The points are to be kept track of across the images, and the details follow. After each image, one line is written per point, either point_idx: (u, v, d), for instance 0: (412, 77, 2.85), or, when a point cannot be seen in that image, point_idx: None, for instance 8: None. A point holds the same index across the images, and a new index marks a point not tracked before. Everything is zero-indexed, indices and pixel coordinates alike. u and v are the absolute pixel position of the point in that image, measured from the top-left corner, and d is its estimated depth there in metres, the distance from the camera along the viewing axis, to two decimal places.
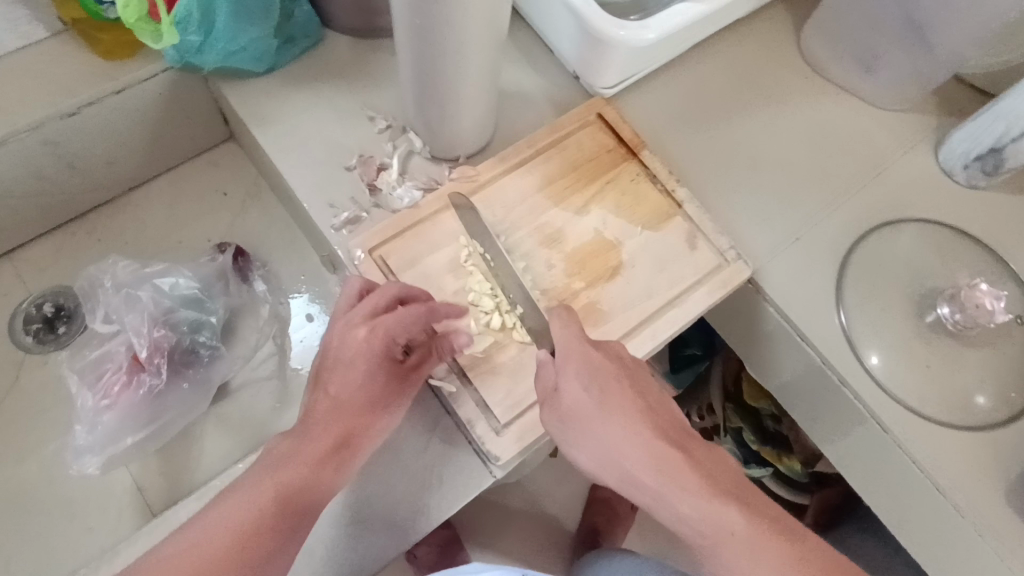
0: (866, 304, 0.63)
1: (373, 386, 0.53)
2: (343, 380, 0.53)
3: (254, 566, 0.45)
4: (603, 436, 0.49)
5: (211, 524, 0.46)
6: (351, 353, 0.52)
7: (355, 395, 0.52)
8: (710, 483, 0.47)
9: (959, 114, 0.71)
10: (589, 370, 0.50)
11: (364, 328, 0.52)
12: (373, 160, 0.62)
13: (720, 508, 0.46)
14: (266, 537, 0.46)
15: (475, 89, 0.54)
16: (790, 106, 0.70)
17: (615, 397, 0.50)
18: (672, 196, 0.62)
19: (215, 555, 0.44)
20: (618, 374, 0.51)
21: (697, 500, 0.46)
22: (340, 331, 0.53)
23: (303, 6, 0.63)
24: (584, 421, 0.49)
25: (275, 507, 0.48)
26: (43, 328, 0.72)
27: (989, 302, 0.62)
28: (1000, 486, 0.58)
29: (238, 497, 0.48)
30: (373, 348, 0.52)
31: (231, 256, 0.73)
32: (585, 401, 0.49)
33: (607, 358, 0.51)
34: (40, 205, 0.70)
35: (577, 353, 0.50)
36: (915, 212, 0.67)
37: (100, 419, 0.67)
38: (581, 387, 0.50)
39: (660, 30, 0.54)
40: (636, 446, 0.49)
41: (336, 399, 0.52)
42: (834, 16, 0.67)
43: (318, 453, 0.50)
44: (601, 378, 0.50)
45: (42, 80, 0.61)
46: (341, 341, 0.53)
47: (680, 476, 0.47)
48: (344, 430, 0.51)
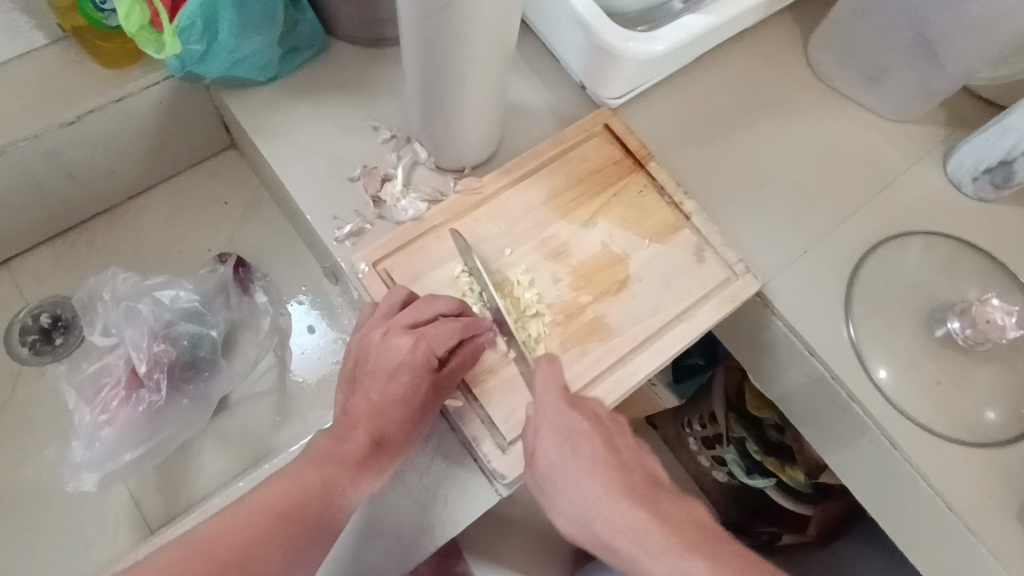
0: (875, 320, 0.62)
1: (413, 399, 0.51)
2: (383, 388, 0.51)
3: (287, 554, 0.45)
4: (576, 492, 0.49)
5: (253, 506, 0.46)
6: (392, 361, 0.51)
7: (397, 403, 0.51)
8: (681, 537, 0.45)
9: (967, 126, 0.70)
10: (562, 430, 0.49)
11: (408, 340, 0.50)
12: (377, 171, 0.61)
13: (683, 561, 0.44)
14: (301, 529, 0.47)
15: (482, 101, 0.53)
16: (798, 118, 0.70)
17: (586, 455, 0.49)
18: (680, 209, 0.61)
19: (257, 536, 0.45)
20: (590, 433, 0.50)
21: (668, 560, 0.45)
22: (381, 339, 0.51)
23: (307, 15, 0.61)
24: (557, 482, 0.49)
25: (313, 499, 0.48)
26: (40, 339, 0.71)
27: (999, 317, 0.61)
28: (1011, 505, 0.57)
29: (280, 484, 0.48)
30: (415, 360, 0.51)
31: (232, 267, 0.72)
32: (557, 461, 0.49)
33: (585, 417, 0.51)
34: (39, 214, 0.69)
35: (552, 412, 0.50)
36: (924, 226, 0.66)
37: (99, 434, 0.66)
38: (553, 447, 0.49)
39: (669, 42, 0.54)
40: (605, 506, 0.47)
41: (372, 403, 0.51)
42: (843, 28, 0.67)
43: (356, 455, 0.50)
44: (576, 437, 0.49)
45: (42, 89, 0.60)
46: (382, 349, 0.51)
47: (648, 537, 0.45)
48: (381, 436, 0.51)
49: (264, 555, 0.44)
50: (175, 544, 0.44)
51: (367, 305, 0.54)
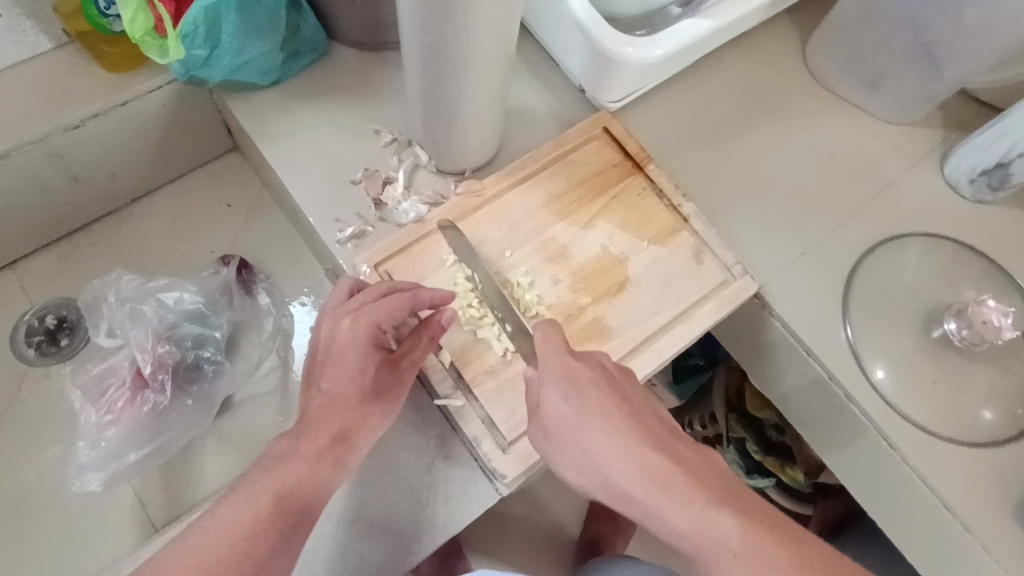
0: (872, 321, 0.63)
1: (363, 379, 0.51)
2: (335, 373, 0.52)
3: (252, 571, 0.44)
4: (585, 446, 0.47)
5: (220, 523, 0.45)
6: (340, 345, 0.51)
7: (348, 388, 0.51)
8: (705, 487, 0.44)
9: (964, 128, 0.71)
10: (568, 380, 0.49)
11: (348, 318, 0.51)
12: (379, 174, 0.61)
13: (709, 511, 0.42)
14: (263, 540, 0.45)
15: (483, 105, 0.54)
16: (796, 121, 0.70)
17: (597, 404, 0.48)
18: (678, 211, 0.61)
19: (216, 561, 0.43)
20: (596, 380, 0.49)
21: (684, 504, 0.43)
22: (327, 325, 0.52)
23: (309, 20, 0.62)
24: (567, 432, 0.48)
25: (269, 511, 0.46)
26: (45, 341, 0.71)
27: (996, 318, 0.61)
28: (1007, 504, 0.57)
29: (235, 501, 0.47)
30: (358, 339, 0.51)
31: (235, 269, 0.73)
32: (567, 411, 0.48)
33: (589, 367, 0.50)
34: (44, 216, 0.70)
35: (555, 367, 0.49)
36: (922, 228, 0.66)
37: (104, 435, 0.66)
38: (561, 399, 0.48)
39: (668, 46, 0.54)
40: (621, 449, 0.46)
41: (331, 391, 0.51)
42: (841, 32, 0.68)
43: (312, 452, 0.50)
44: (583, 388, 0.49)
45: (46, 93, 0.60)
46: (331, 336, 0.52)
47: (667, 482, 0.44)
48: (334, 425, 0.51)
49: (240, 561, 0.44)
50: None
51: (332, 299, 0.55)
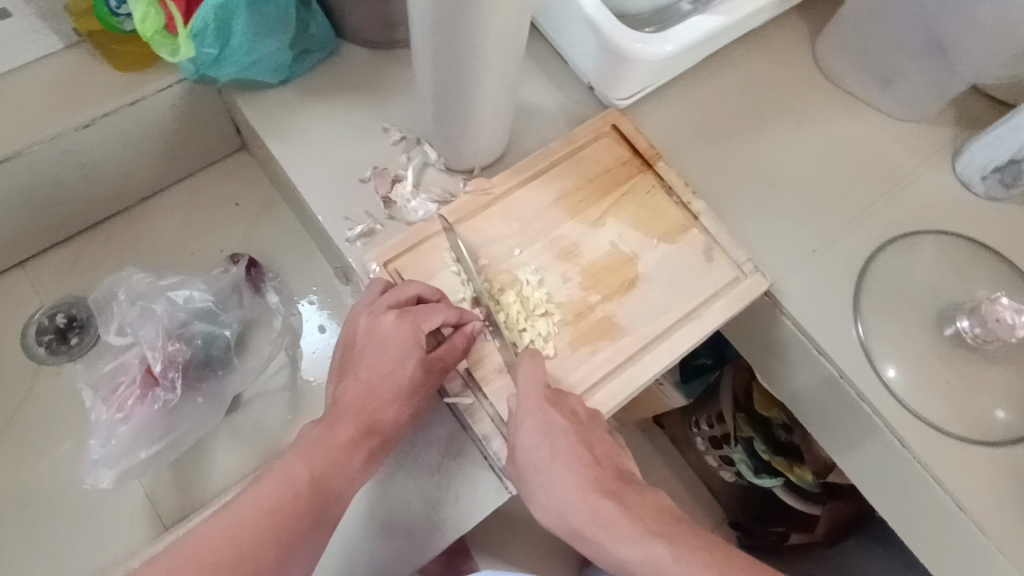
0: (885, 319, 0.63)
1: (402, 372, 0.51)
2: (373, 364, 0.52)
3: (281, 553, 0.44)
4: (549, 494, 0.48)
5: (243, 505, 0.45)
6: (382, 338, 0.52)
7: (384, 380, 0.51)
8: (652, 526, 0.44)
9: (976, 125, 0.71)
10: (541, 423, 0.50)
11: (394, 314, 0.52)
12: (388, 173, 0.62)
13: (649, 547, 0.43)
14: (294, 525, 0.45)
15: (493, 103, 0.54)
16: (807, 119, 0.70)
17: (563, 449, 0.49)
18: (688, 208, 0.61)
19: (248, 541, 0.43)
20: (567, 428, 0.50)
21: (630, 542, 0.43)
22: (368, 319, 0.53)
23: (319, 19, 0.62)
24: (535, 470, 0.49)
25: (303, 496, 0.46)
26: (55, 339, 0.72)
27: (1010, 316, 0.60)
28: (1022, 504, 0.57)
29: (268, 482, 0.46)
30: (402, 334, 0.51)
31: (244, 267, 0.72)
32: (535, 451, 0.49)
33: (563, 414, 0.50)
34: (54, 215, 0.70)
35: (531, 407, 0.50)
36: (934, 225, 0.66)
37: (115, 432, 0.66)
38: (533, 438, 0.49)
39: (679, 43, 0.54)
40: (578, 493, 0.47)
41: (367, 381, 0.52)
42: (853, 28, 0.67)
43: (346, 439, 0.49)
44: (554, 434, 0.49)
45: (60, 92, 0.61)
46: (370, 328, 0.52)
47: (613, 524, 0.45)
48: (370, 418, 0.51)
49: (260, 554, 0.43)
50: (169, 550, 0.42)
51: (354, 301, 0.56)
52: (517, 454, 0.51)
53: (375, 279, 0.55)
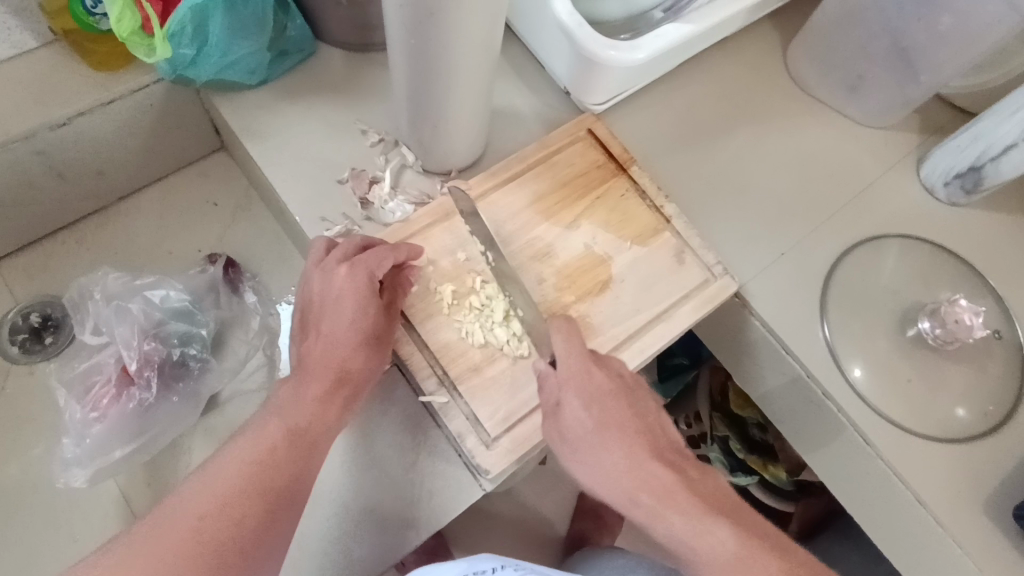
0: (849, 319, 0.64)
1: (363, 320, 0.53)
2: (331, 317, 0.54)
3: (272, 504, 0.47)
4: (601, 461, 0.49)
5: (227, 463, 0.47)
6: (337, 290, 0.54)
7: (347, 332, 0.53)
8: (708, 504, 0.46)
9: (938, 132, 0.73)
10: (593, 391, 0.51)
11: (345, 267, 0.54)
12: (365, 174, 0.62)
13: (709, 525, 0.45)
14: (277, 477, 0.48)
15: (469, 106, 0.55)
16: (776, 125, 0.72)
17: (613, 418, 0.50)
18: (660, 212, 0.63)
19: (237, 492, 0.46)
20: (617, 394, 0.52)
21: (689, 517, 0.45)
22: (320, 275, 0.55)
23: (297, 21, 0.62)
24: (581, 439, 0.50)
25: (283, 448, 0.49)
26: (30, 338, 0.71)
27: (968, 317, 0.61)
28: (978, 499, 0.59)
29: (247, 442, 0.49)
30: (357, 283, 0.53)
31: (222, 267, 0.73)
32: (583, 419, 0.50)
33: (609, 378, 0.52)
34: (28, 214, 0.70)
35: (579, 374, 0.52)
36: (896, 230, 0.68)
37: (89, 431, 0.66)
38: (580, 406, 0.50)
39: (650, 50, 0.55)
40: (634, 467, 0.48)
41: (332, 333, 0.54)
42: (821, 36, 0.69)
43: (317, 395, 0.52)
44: (603, 401, 0.51)
45: (33, 91, 0.61)
46: (323, 284, 0.54)
47: (675, 497, 0.46)
48: (336, 368, 0.53)
49: (250, 509, 0.46)
50: (162, 507, 0.45)
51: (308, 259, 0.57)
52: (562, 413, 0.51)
53: (313, 241, 0.57)
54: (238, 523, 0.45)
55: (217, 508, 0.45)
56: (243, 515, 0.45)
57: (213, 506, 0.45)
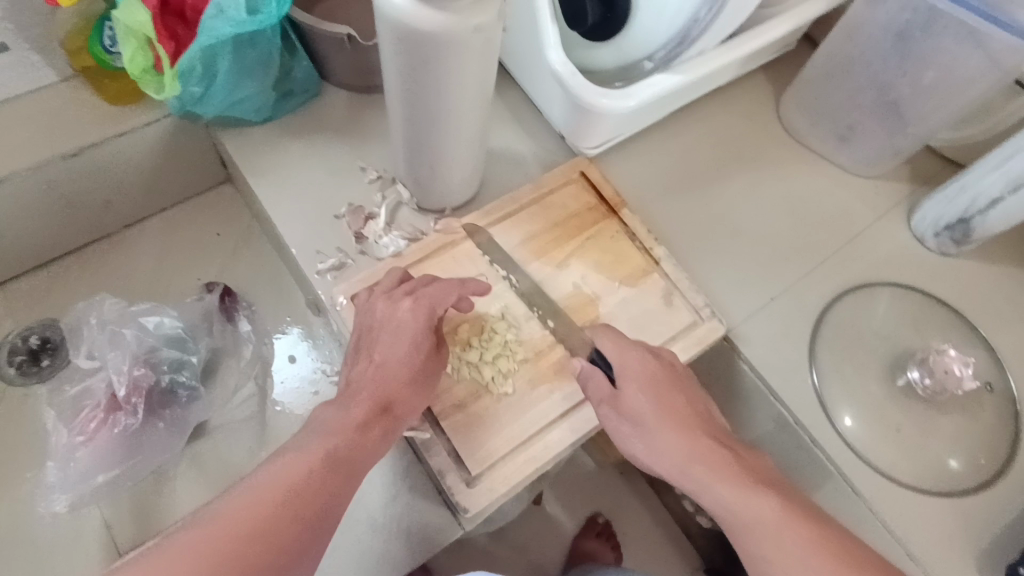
0: (840, 366, 0.64)
1: (418, 356, 0.51)
2: (386, 346, 0.51)
3: (302, 533, 0.41)
4: (654, 441, 0.49)
5: (263, 483, 0.41)
6: (394, 321, 0.52)
7: (403, 361, 0.50)
8: (757, 478, 0.46)
9: (929, 183, 0.74)
10: (648, 378, 0.52)
11: (410, 300, 0.52)
12: (362, 210, 0.64)
13: (758, 495, 0.45)
14: (314, 502, 0.42)
15: (463, 148, 0.56)
16: (769, 172, 0.73)
17: (667, 400, 0.51)
18: (650, 254, 0.64)
19: (267, 517, 0.40)
20: (669, 381, 0.52)
21: (738, 487, 0.45)
22: (384, 304, 0.53)
23: (302, 63, 0.65)
24: (638, 420, 0.50)
25: (326, 473, 0.43)
26: (27, 360, 0.72)
27: (957, 367, 0.62)
28: (971, 556, 0.58)
29: (291, 460, 0.43)
30: (419, 319, 0.52)
31: (218, 296, 0.74)
32: (640, 403, 0.51)
33: (662, 366, 0.53)
34: (30, 242, 0.72)
35: (635, 359, 0.53)
36: (887, 278, 0.69)
37: (74, 455, 0.67)
38: (638, 390, 0.51)
39: (641, 98, 0.57)
40: (688, 444, 0.49)
41: (385, 362, 0.50)
42: (811, 88, 0.71)
43: (360, 419, 0.47)
44: (658, 386, 0.52)
45: (48, 125, 0.64)
46: (386, 315, 0.52)
47: (725, 469, 0.47)
48: (382, 394, 0.49)
49: (279, 537, 0.39)
50: (190, 529, 0.38)
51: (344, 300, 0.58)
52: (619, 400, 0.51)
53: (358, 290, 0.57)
54: (264, 550, 0.39)
55: (245, 534, 0.38)
56: (270, 541, 0.39)
57: (239, 531, 0.38)
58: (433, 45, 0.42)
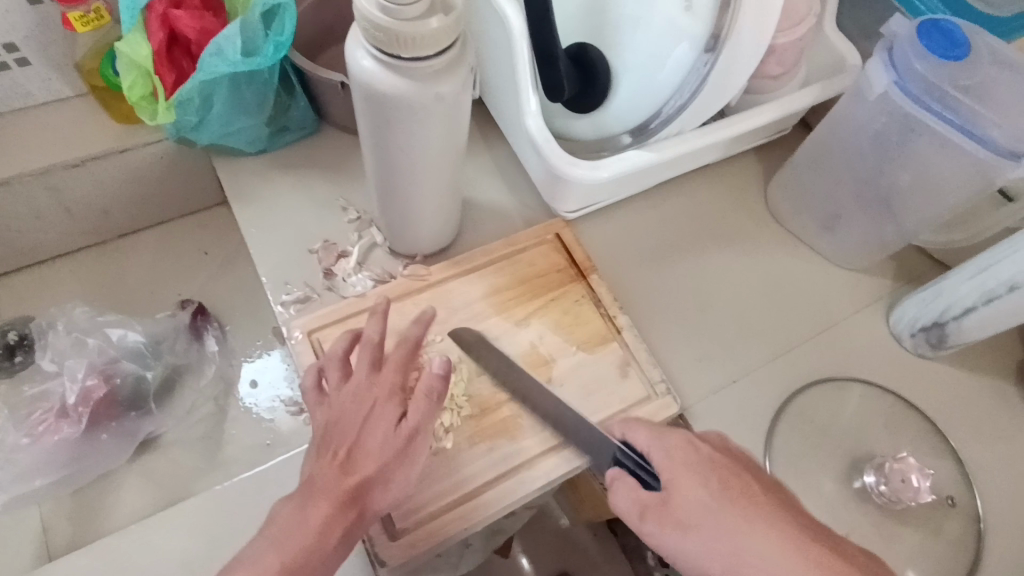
0: (795, 459, 0.62)
1: (389, 437, 0.48)
2: (350, 422, 0.49)
3: None
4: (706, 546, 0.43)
5: None
6: (355, 395, 0.49)
7: (383, 450, 0.48)
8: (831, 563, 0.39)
9: (914, 280, 0.73)
10: (688, 473, 0.46)
11: (370, 370, 0.50)
12: (336, 247, 0.65)
13: None
14: None
15: (432, 200, 0.58)
16: (748, 252, 0.73)
17: (706, 488, 0.45)
18: (612, 321, 0.63)
19: None
20: (718, 467, 0.46)
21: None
22: (358, 380, 0.50)
23: (301, 103, 0.68)
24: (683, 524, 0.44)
25: None
26: (3, 354, 0.75)
27: (914, 477, 0.60)
28: None
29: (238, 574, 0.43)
30: (386, 387, 0.50)
31: (190, 313, 0.79)
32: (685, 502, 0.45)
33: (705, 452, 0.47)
34: (22, 247, 0.77)
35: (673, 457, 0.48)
36: (858, 373, 0.67)
37: (19, 453, 0.70)
38: (686, 486, 0.45)
39: (612, 171, 0.59)
40: (747, 540, 0.41)
41: (361, 442, 0.48)
42: (797, 174, 0.71)
43: (324, 517, 0.45)
44: (702, 476, 0.46)
45: (58, 136, 0.69)
46: (354, 390, 0.50)
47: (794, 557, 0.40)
48: (354, 484, 0.47)
49: None
50: None
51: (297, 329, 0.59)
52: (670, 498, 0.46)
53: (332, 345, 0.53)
54: None
55: None
56: None
57: None
58: (394, 106, 0.46)
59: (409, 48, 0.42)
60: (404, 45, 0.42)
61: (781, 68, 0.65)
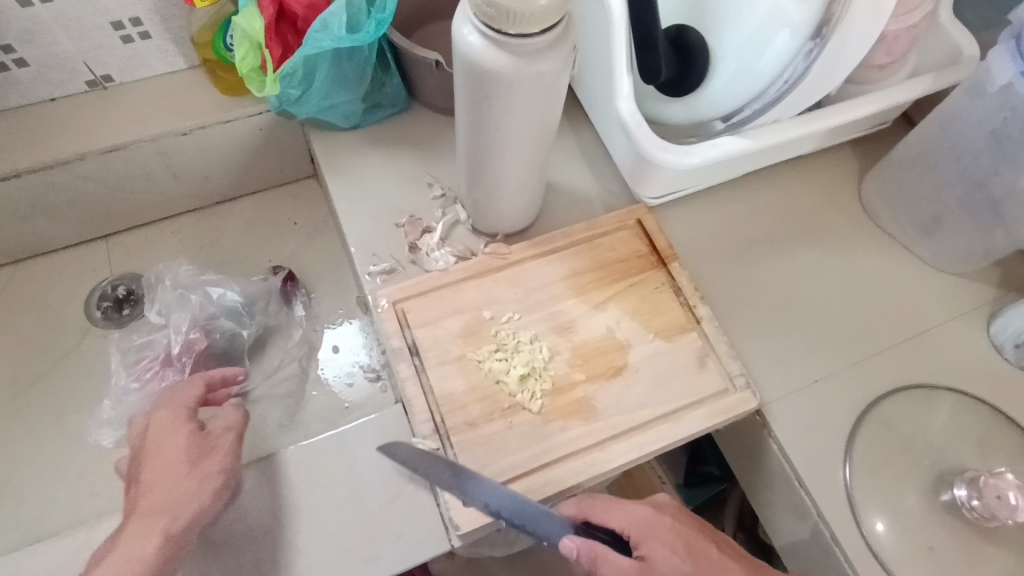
0: (879, 468, 0.60)
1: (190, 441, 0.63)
2: (163, 452, 0.63)
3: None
4: None
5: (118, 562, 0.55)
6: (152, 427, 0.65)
7: (183, 444, 0.63)
8: None
9: (1023, 289, 0.68)
10: (664, 532, 0.51)
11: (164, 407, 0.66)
12: (421, 223, 0.67)
13: None
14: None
15: (521, 178, 0.58)
16: (838, 250, 0.70)
17: (694, 552, 0.50)
18: (692, 311, 0.63)
19: None
20: (671, 524, 0.51)
21: None
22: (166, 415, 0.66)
23: (394, 80, 0.71)
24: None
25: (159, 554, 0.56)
26: (112, 307, 0.84)
27: (1013, 495, 0.57)
28: None
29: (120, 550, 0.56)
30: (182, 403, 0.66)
31: (282, 279, 0.83)
32: (669, 560, 0.49)
33: (671, 513, 0.53)
34: (132, 208, 0.84)
35: (600, 502, 0.53)
36: (954, 383, 0.63)
37: (127, 397, 0.76)
38: (669, 551, 0.49)
39: (703, 158, 0.58)
40: None
41: (158, 446, 0.63)
42: (899, 172, 0.68)
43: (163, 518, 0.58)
44: (679, 538, 0.50)
45: (172, 105, 0.74)
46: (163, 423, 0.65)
47: None
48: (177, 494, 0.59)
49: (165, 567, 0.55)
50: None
51: (384, 298, 0.61)
52: (649, 567, 0.49)
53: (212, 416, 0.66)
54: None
55: None
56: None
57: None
58: (495, 82, 0.47)
59: (517, 23, 0.42)
60: (513, 21, 0.42)
61: (890, 57, 0.62)
